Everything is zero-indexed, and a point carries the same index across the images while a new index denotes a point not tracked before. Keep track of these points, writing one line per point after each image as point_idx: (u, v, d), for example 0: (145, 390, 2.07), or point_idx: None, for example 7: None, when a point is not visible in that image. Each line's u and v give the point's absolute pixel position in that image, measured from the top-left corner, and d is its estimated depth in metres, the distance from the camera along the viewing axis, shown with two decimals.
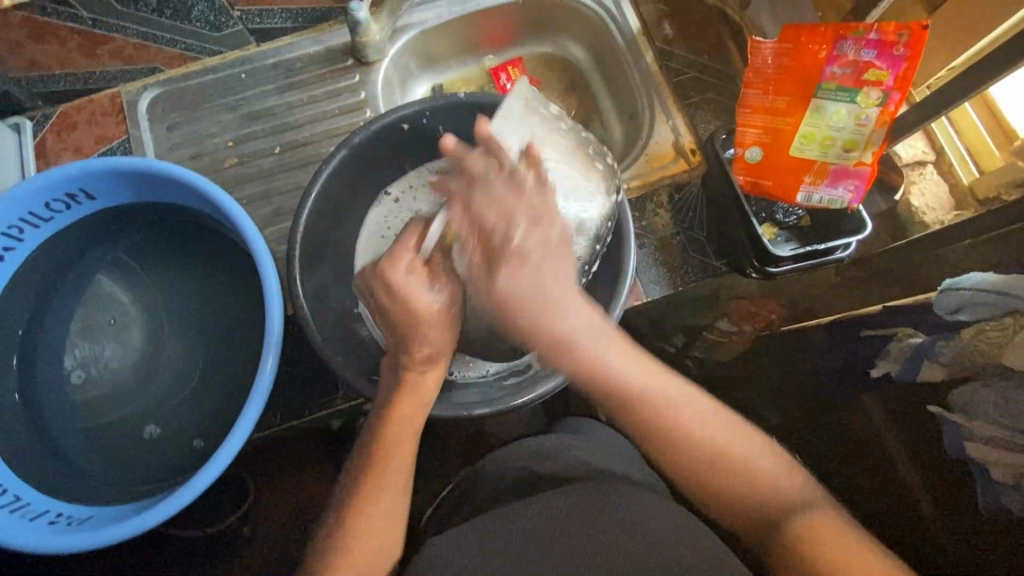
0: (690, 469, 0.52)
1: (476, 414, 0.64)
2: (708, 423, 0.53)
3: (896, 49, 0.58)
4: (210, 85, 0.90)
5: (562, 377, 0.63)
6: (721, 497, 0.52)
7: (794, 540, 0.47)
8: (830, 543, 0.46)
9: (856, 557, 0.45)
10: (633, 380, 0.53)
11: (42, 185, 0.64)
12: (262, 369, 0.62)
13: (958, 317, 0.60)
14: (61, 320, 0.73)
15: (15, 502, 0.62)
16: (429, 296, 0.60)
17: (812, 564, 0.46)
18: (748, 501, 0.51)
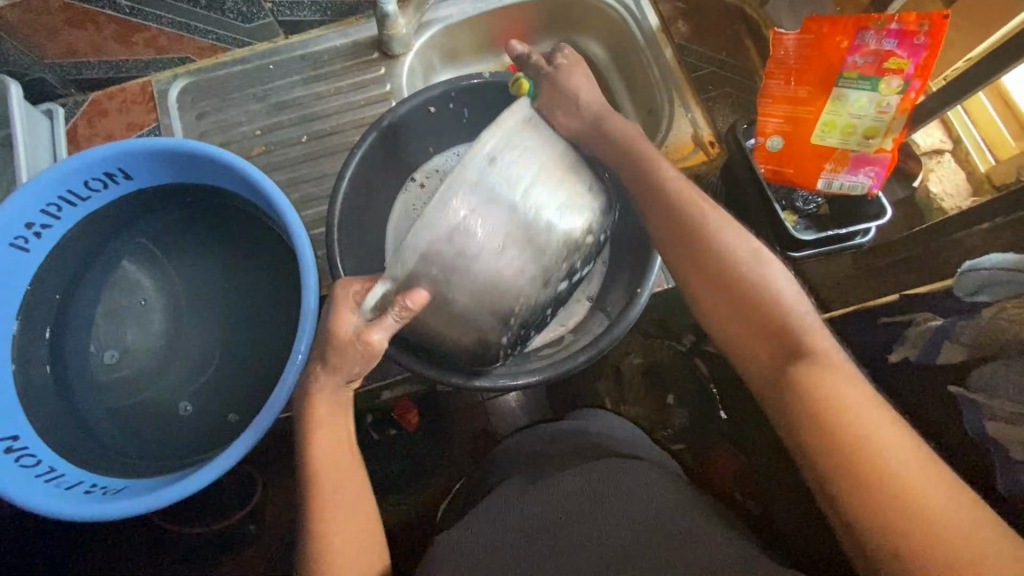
0: (725, 276, 0.53)
1: (510, 383, 0.65)
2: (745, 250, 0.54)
3: (916, 38, 0.60)
4: (239, 75, 0.92)
5: (592, 350, 0.66)
6: (750, 307, 0.51)
7: (814, 385, 0.44)
8: (859, 409, 0.43)
9: (885, 428, 0.41)
10: (718, 237, 0.55)
11: (83, 164, 0.66)
12: (297, 345, 0.63)
13: (977, 298, 0.62)
14: (93, 299, 0.74)
15: (50, 472, 0.63)
16: (352, 324, 0.56)
17: (826, 418, 0.43)
18: (780, 313, 0.50)
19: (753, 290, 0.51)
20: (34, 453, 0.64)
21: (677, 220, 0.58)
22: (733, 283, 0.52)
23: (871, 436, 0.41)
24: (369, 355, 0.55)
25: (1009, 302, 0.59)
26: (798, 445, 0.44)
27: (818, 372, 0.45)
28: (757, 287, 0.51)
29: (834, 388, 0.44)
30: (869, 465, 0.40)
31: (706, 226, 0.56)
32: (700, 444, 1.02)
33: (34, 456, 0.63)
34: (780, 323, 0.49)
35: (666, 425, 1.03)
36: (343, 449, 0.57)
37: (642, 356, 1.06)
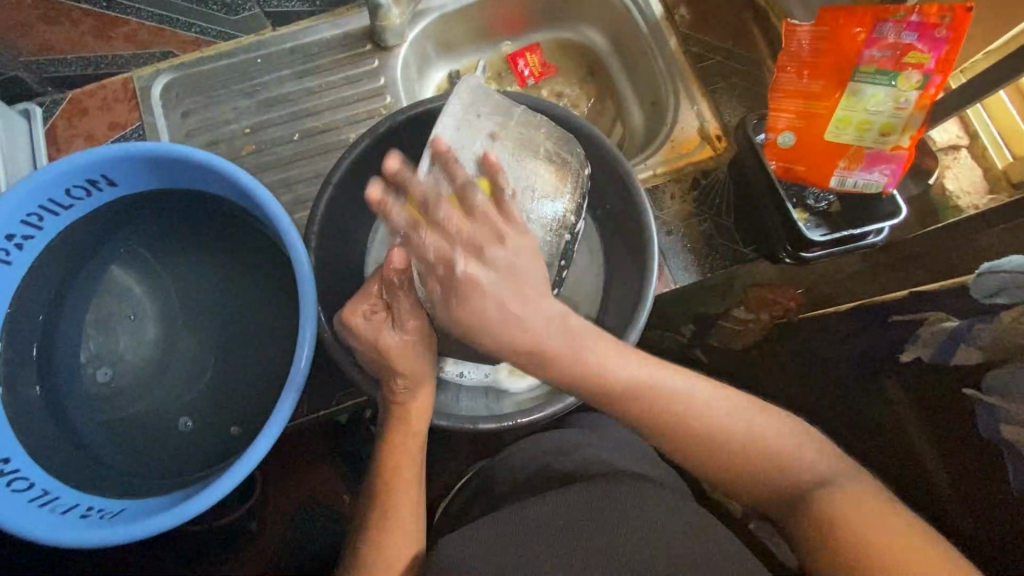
0: (728, 455, 0.53)
1: (475, 427, 0.63)
2: (718, 403, 0.54)
3: (937, 32, 0.57)
4: (226, 70, 0.87)
5: (558, 405, 0.64)
6: (735, 462, 0.53)
7: (816, 523, 0.49)
8: (855, 520, 0.48)
9: (896, 528, 0.47)
10: (664, 385, 0.53)
11: (64, 171, 0.62)
12: (299, 358, 0.61)
13: (995, 301, 0.60)
14: (81, 311, 0.71)
15: (45, 495, 0.61)
16: (391, 333, 0.60)
17: (830, 532, 0.48)
18: (753, 449, 0.53)
19: (710, 425, 0.53)
20: (26, 475, 0.61)
21: (639, 409, 0.53)
22: (711, 446, 0.53)
23: (870, 538, 0.47)
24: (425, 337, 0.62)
25: None
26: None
27: (809, 501, 0.51)
28: (702, 418, 0.53)
29: (830, 500, 0.50)
30: (878, 570, 0.45)
31: (683, 404, 0.53)
32: None
33: (26, 479, 0.61)
34: (780, 479, 0.53)
35: None
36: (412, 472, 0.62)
37: None
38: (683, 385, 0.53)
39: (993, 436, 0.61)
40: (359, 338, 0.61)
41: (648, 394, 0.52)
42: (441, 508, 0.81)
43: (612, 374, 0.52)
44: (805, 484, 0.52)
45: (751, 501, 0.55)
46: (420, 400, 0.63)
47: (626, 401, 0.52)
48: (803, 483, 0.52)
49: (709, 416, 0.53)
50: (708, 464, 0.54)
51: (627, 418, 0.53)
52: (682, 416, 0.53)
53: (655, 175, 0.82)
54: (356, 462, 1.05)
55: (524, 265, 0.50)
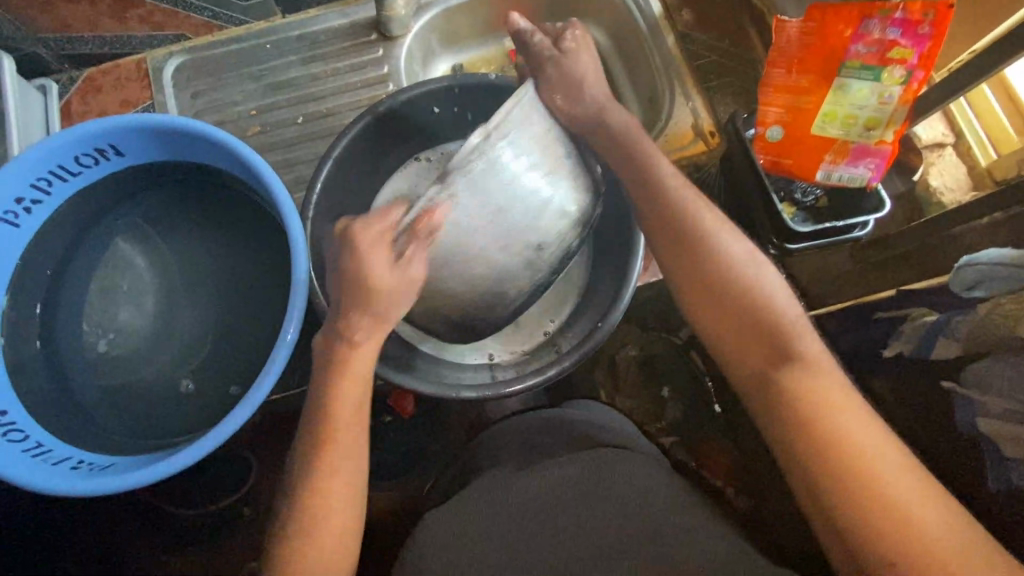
0: (737, 310, 0.52)
1: (456, 395, 0.66)
2: (787, 309, 0.51)
3: (920, 28, 0.58)
4: (235, 54, 0.91)
5: (542, 373, 0.67)
6: (749, 320, 0.51)
7: (798, 392, 0.47)
8: (850, 427, 0.45)
9: (855, 427, 0.45)
10: (719, 243, 0.55)
11: (75, 138, 0.65)
12: (287, 327, 0.63)
13: (973, 294, 0.61)
14: (83, 277, 0.74)
15: (38, 448, 0.63)
16: (390, 265, 0.55)
17: (821, 428, 0.45)
18: (769, 323, 0.51)
19: (746, 282, 0.53)
20: (21, 428, 0.63)
21: (689, 246, 0.56)
22: (732, 291, 0.53)
23: (853, 445, 0.44)
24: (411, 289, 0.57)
25: (1006, 298, 0.59)
26: (782, 446, 0.47)
27: (790, 369, 0.48)
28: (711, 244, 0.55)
29: (803, 383, 0.47)
30: (839, 458, 0.44)
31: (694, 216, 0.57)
32: (691, 441, 1.02)
33: (22, 431, 0.63)
34: (769, 329, 0.51)
35: (660, 419, 1.03)
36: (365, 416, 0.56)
37: (638, 347, 1.04)
38: (725, 239, 0.55)
39: (971, 429, 0.62)
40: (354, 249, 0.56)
41: (665, 188, 0.60)
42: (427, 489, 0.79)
43: (690, 215, 0.57)
44: (799, 346, 0.50)
45: (726, 354, 0.53)
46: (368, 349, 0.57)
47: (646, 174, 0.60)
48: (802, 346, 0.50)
49: (722, 250, 0.55)
50: (710, 305, 0.53)
51: (686, 232, 0.56)
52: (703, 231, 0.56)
53: None
54: None
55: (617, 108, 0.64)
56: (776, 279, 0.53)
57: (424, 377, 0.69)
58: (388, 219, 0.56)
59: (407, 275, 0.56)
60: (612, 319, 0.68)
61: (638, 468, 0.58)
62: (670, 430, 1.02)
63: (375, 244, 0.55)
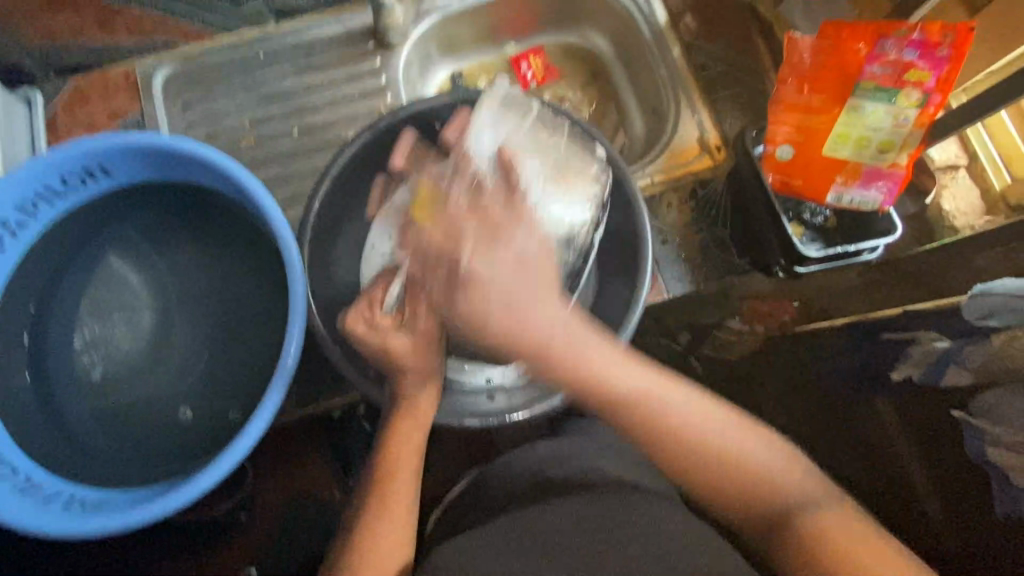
0: (671, 438, 0.52)
1: (460, 425, 0.65)
2: (706, 419, 0.53)
3: (939, 51, 0.57)
4: (228, 62, 0.88)
5: (549, 405, 0.65)
6: (681, 450, 0.52)
7: (800, 536, 0.48)
8: (850, 542, 0.46)
9: (851, 534, 0.47)
10: (620, 380, 0.53)
11: (61, 159, 0.63)
12: (285, 354, 0.61)
13: (989, 322, 0.59)
14: (71, 300, 0.71)
15: (28, 482, 0.61)
16: (399, 336, 0.60)
17: (836, 553, 0.46)
18: (703, 458, 0.52)
19: (673, 420, 0.52)
20: (10, 462, 0.62)
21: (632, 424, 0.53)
22: (677, 456, 0.52)
23: (858, 558, 0.45)
24: (432, 338, 0.61)
25: (1019, 329, 0.57)
26: (765, 542, 0.51)
27: (794, 517, 0.49)
28: (660, 417, 0.53)
29: (812, 522, 0.48)
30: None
31: (615, 390, 0.52)
32: None
33: (10, 466, 0.62)
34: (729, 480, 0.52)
35: None
36: (414, 461, 0.61)
37: None
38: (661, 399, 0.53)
39: (979, 460, 0.61)
40: (364, 346, 0.61)
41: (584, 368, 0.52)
42: (427, 527, 0.78)
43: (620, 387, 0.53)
44: (791, 489, 0.51)
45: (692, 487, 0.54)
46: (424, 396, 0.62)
47: (573, 310, 0.55)
48: (791, 487, 0.51)
49: (668, 418, 0.52)
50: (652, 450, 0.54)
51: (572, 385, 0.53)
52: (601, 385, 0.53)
53: (652, 183, 0.82)
54: (346, 457, 1.04)
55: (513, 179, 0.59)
56: (713, 406, 0.54)
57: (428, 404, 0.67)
58: (370, 303, 0.62)
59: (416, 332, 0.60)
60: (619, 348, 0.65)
61: (653, 506, 0.56)
62: None
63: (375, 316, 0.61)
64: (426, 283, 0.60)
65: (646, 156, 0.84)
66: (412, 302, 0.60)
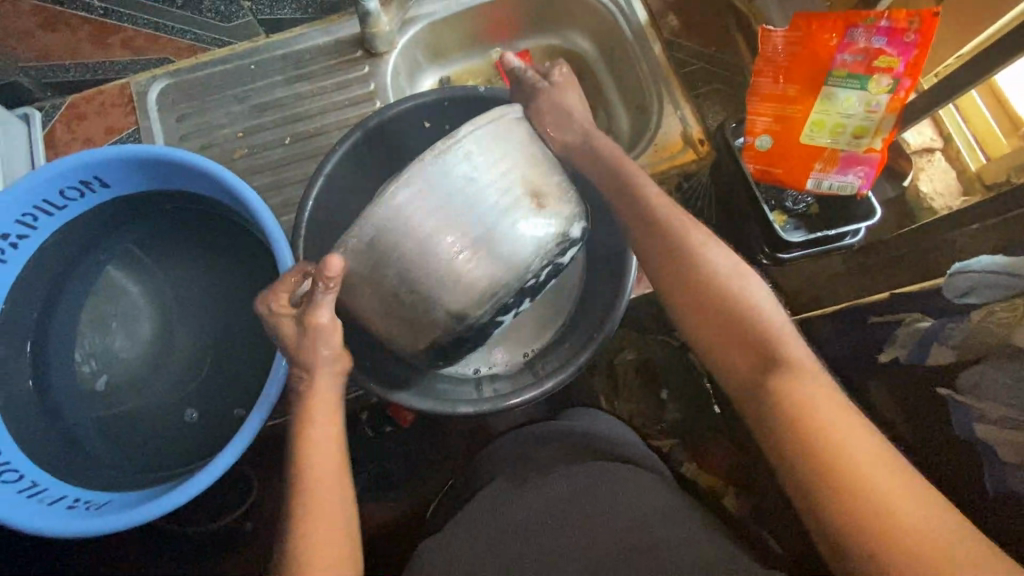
0: (724, 314, 0.52)
1: (453, 411, 0.66)
2: (773, 310, 0.52)
3: (907, 36, 0.59)
4: (219, 75, 0.90)
5: (536, 390, 0.66)
6: (730, 325, 0.52)
7: (791, 405, 0.46)
8: (848, 438, 0.44)
9: (856, 436, 0.44)
10: (709, 258, 0.56)
11: (59, 171, 0.64)
12: (278, 353, 0.63)
13: (966, 300, 0.61)
14: (75, 309, 0.73)
15: (33, 487, 0.62)
16: (292, 329, 0.58)
17: (809, 432, 0.44)
18: (758, 337, 0.51)
19: (742, 295, 0.53)
20: (16, 467, 0.63)
21: (687, 267, 0.56)
22: (731, 305, 0.52)
23: (852, 454, 0.43)
24: (330, 332, 0.57)
25: (997, 304, 0.59)
26: (773, 451, 0.47)
27: (786, 379, 0.48)
28: (713, 273, 0.54)
29: (800, 391, 0.46)
30: (841, 472, 0.42)
31: (692, 242, 0.57)
32: (693, 440, 1.01)
33: (15, 470, 0.62)
34: (762, 350, 0.50)
35: (660, 421, 1.02)
36: (337, 450, 0.56)
37: (636, 352, 1.04)
38: (732, 268, 0.55)
39: (968, 435, 0.61)
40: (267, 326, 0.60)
41: (655, 209, 0.61)
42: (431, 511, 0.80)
43: (690, 248, 0.57)
44: (800, 363, 0.49)
45: (724, 365, 0.52)
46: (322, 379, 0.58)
47: (639, 201, 0.62)
48: (801, 362, 0.49)
49: (724, 278, 0.54)
50: (694, 287, 0.55)
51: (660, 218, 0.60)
52: (691, 249, 0.56)
53: None
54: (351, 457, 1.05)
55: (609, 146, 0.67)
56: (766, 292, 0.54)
57: (421, 392, 0.69)
58: (281, 288, 0.58)
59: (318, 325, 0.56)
60: (608, 327, 0.68)
61: (619, 484, 0.57)
62: (672, 432, 1.02)
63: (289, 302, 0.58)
64: (331, 289, 0.54)
65: (631, 153, 0.85)
66: (313, 299, 0.55)
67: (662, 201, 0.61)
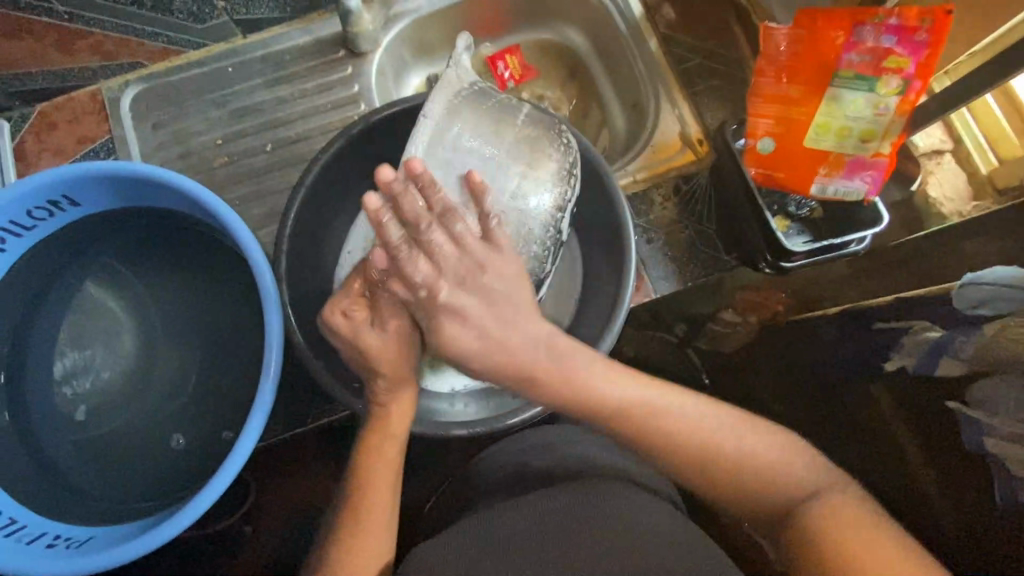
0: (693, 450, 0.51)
1: (447, 434, 0.63)
2: (733, 435, 0.51)
3: (917, 36, 0.56)
4: (195, 80, 0.86)
5: (535, 411, 0.64)
6: (703, 476, 0.51)
7: (820, 537, 0.45)
8: (884, 556, 0.42)
9: (884, 548, 0.43)
10: (642, 401, 0.51)
11: (24, 192, 0.61)
12: (267, 360, 0.61)
13: (979, 312, 0.60)
14: (49, 333, 0.70)
15: (11, 525, 0.60)
16: (371, 334, 0.56)
17: (857, 563, 0.43)
18: (752, 472, 0.50)
19: (702, 443, 0.51)
20: None
21: (637, 436, 0.52)
22: (692, 455, 0.51)
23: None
24: (410, 329, 0.57)
25: (1011, 319, 0.58)
26: None
27: (797, 509, 0.48)
28: (682, 431, 0.51)
29: (815, 515, 0.46)
30: None
31: (608, 393, 0.51)
32: None
33: None
34: (769, 492, 0.50)
35: None
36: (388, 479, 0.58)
37: None
38: (678, 405, 0.52)
39: (979, 450, 0.59)
40: (341, 337, 0.57)
41: (587, 387, 0.51)
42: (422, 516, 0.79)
43: (625, 399, 0.51)
44: (791, 480, 0.50)
45: (732, 507, 0.52)
46: (397, 409, 0.59)
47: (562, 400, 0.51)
48: (791, 479, 0.50)
49: (672, 413, 0.51)
50: (652, 444, 0.51)
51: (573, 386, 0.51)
52: (646, 407, 0.52)
53: (635, 182, 0.81)
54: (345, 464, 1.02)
55: (502, 267, 0.50)
56: (715, 404, 0.53)
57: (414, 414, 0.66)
58: (350, 293, 0.57)
59: (387, 329, 0.56)
60: (605, 343, 0.64)
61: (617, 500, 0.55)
62: None
63: (355, 307, 0.56)
64: (392, 217, 0.48)
65: (627, 154, 0.83)
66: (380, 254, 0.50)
67: (606, 410, 0.51)
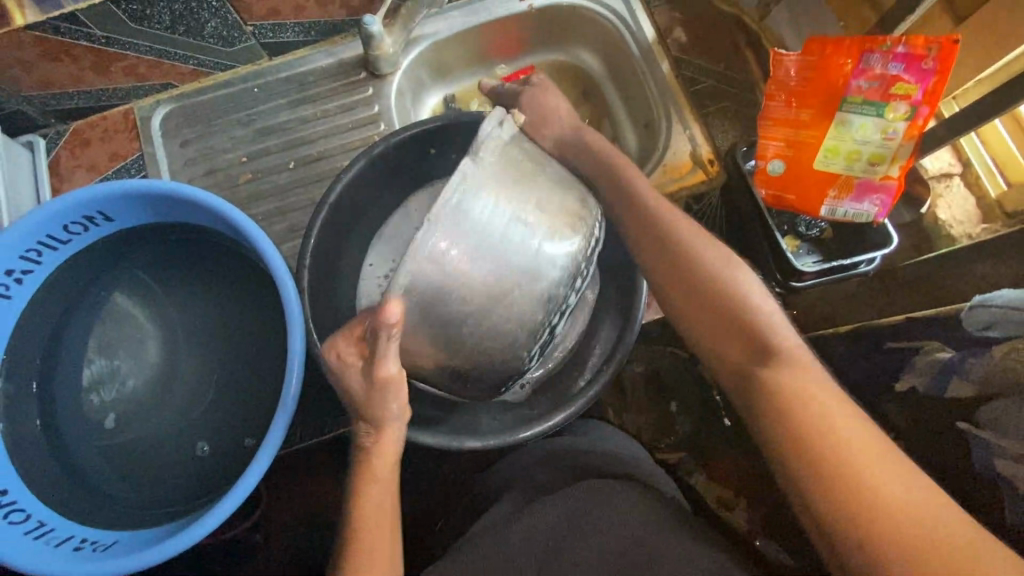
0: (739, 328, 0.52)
1: (460, 445, 0.64)
2: (785, 329, 0.52)
3: (924, 63, 0.59)
4: (222, 100, 0.89)
5: (549, 423, 0.65)
6: (733, 336, 0.53)
7: (794, 404, 0.47)
8: (856, 441, 0.44)
9: (862, 438, 0.44)
10: (717, 273, 0.55)
11: (61, 209, 0.64)
12: (289, 376, 0.62)
13: (989, 333, 0.60)
14: (79, 342, 0.73)
15: (40, 527, 0.62)
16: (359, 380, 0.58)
17: (823, 433, 0.45)
18: (768, 345, 0.51)
19: (753, 313, 0.53)
20: (23, 506, 0.62)
21: (694, 280, 0.56)
22: (731, 314, 0.53)
23: (863, 462, 0.43)
24: (398, 383, 0.56)
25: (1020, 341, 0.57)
26: (772, 447, 0.48)
27: (784, 375, 0.49)
28: (740, 304, 0.53)
29: (799, 386, 0.48)
30: (849, 475, 0.43)
31: (701, 257, 0.56)
32: (703, 453, 0.99)
33: (23, 510, 0.62)
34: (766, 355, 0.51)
35: (669, 435, 1.00)
36: (387, 503, 0.60)
37: (645, 366, 1.02)
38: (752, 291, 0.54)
39: (988, 471, 0.60)
40: (337, 377, 0.59)
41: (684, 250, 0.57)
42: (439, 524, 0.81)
43: (702, 266, 0.56)
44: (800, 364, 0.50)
45: (726, 376, 0.53)
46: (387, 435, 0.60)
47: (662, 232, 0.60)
48: (802, 365, 0.49)
49: (747, 300, 0.53)
50: (707, 308, 0.54)
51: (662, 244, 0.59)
52: (700, 261, 0.56)
53: None
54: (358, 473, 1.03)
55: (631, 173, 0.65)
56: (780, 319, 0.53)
57: (435, 426, 0.68)
58: (351, 336, 0.57)
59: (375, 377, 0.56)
60: (619, 356, 0.66)
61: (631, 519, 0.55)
62: (681, 445, 1.00)
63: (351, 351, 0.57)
64: (395, 335, 0.52)
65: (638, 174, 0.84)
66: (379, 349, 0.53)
67: (717, 273, 0.55)
